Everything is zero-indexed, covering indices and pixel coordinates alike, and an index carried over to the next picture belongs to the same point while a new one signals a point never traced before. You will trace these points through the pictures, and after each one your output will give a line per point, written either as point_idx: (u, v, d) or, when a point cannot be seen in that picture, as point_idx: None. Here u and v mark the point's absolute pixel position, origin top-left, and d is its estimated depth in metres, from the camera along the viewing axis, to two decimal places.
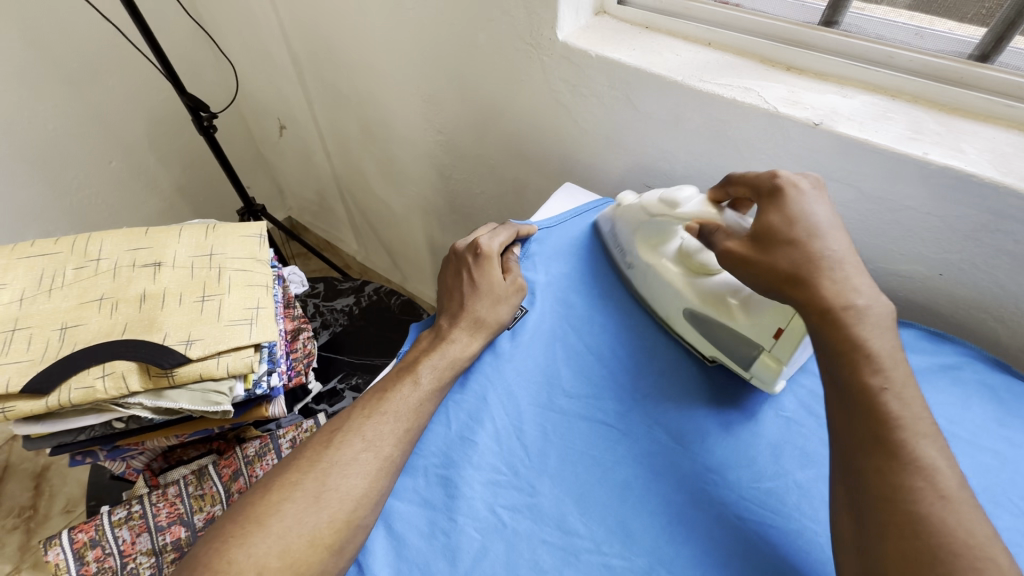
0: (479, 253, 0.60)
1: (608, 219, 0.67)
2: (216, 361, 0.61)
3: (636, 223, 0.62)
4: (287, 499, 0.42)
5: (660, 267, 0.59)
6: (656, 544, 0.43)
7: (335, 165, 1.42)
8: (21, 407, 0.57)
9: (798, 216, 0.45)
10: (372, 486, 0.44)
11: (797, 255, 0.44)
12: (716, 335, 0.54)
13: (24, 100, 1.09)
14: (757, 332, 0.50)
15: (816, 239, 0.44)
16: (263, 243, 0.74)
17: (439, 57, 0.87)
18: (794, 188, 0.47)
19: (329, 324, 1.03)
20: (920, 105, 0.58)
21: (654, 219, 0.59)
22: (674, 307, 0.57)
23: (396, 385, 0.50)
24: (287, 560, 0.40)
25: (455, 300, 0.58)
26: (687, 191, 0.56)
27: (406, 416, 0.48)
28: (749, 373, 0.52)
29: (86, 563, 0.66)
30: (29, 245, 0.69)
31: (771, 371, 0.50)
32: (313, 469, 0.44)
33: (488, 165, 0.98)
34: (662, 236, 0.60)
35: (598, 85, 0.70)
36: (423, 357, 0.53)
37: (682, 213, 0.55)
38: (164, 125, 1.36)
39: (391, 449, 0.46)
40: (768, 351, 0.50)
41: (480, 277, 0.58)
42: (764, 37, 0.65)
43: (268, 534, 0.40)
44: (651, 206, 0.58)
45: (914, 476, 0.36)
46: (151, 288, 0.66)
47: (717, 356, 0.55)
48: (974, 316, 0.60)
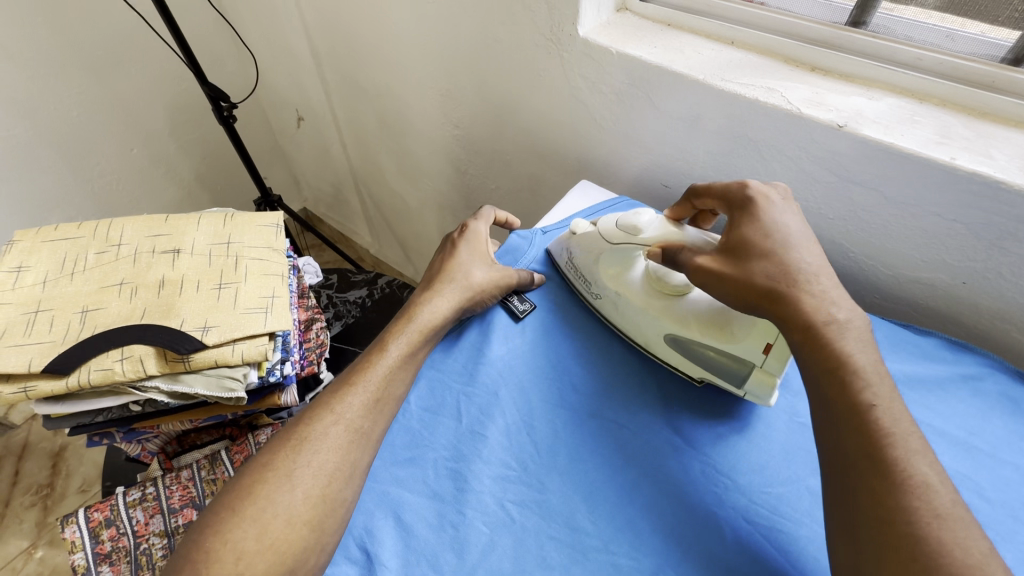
0: (465, 230, 0.64)
1: (561, 251, 0.63)
2: (231, 348, 0.62)
3: (596, 253, 0.59)
4: (261, 481, 0.43)
5: (629, 294, 0.56)
6: (663, 545, 0.43)
7: (352, 157, 1.42)
8: (42, 387, 0.58)
9: (774, 227, 0.47)
10: (343, 458, 0.45)
11: (774, 268, 0.45)
12: (699, 353, 0.52)
13: (48, 86, 1.11)
14: (745, 347, 0.50)
15: (791, 250, 0.46)
16: (280, 233, 0.75)
17: (458, 51, 0.87)
18: (764, 199, 0.49)
19: (341, 315, 1.04)
20: (948, 108, 0.57)
21: (614, 247, 0.58)
22: (652, 334, 0.55)
23: (368, 359, 0.52)
24: (265, 542, 0.40)
25: (436, 266, 0.61)
26: (646, 215, 0.55)
27: (376, 384, 0.50)
28: (743, 391, 0.50)
29: (101, 542, 0.68)
30: (54, 229, 0.70)
31: (766, 386, 0.49)
32: (284, 448, 0.45)
33: (503, 161, 0.98)
34: (626, 262, 0.58)
35: (618, 83, 0.70)
36: (397, 330, 0.54)
37: (647, 238, 0.54)
38: (184, 114, 1.37)
39: (360, 422, 0.48)
40: (760, 367, 0.49)
41: (464, 248, 0.61)
42: (789, 37, 0.64)
43: (242, 518, 0.41)
44: (609, 233, 0.57)
45: (920, 488, 0.35)
46: (170, 275, 0.67)
47: (707, 377, 0.52)
48: (998, 326, 0.58)
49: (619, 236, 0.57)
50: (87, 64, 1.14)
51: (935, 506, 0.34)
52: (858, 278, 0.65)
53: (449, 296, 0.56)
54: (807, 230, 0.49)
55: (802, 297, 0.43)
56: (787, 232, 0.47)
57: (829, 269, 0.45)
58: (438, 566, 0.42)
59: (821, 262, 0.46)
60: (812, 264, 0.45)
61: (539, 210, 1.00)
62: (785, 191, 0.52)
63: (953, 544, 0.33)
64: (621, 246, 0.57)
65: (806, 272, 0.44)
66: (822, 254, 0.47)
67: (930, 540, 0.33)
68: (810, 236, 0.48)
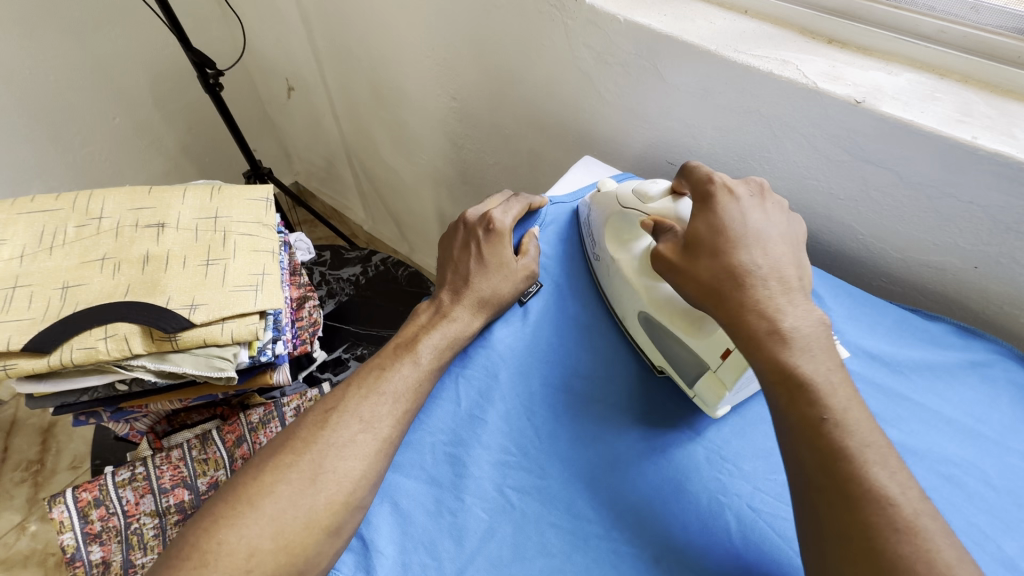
0: (491, 228, 0.57)
1: (586, 205, 0.61)
2: (220, 327, 0.60)
3: (608, 213, 0.56)
4: (282, 481, 0.41)
5: (622, 263, 0.54)
6: (666, 532, 0.42)
7: (344, 130, 1.38)
8: (23, 365, 0.56)
9: (726, 223, 0.45)
10: (370, 467, 0.43)
11: (717, 266, 0.43)
12: (667, 343, 0.50)
13: (24, 49, 1.05)
14: (706, 349, 0.46)
15: (742, 249, 0.44)
16: (270, 207, 0.71)
17: (456, 17, 0.83)
18: (727, 196, 0.46)
19: (334, 293, 1.02)
20: (970, 85, 0.54)
21: (625, 211, 0.54)
22: (629, 307, 0.53)
23: (396, 363, 0.49)
24: (281, 542, 0.39)
25: (459, 268, 0.56)
26: (661, 185, 0.52)
27: (405, 396, 0.47)
28: (693, 391, 0.48)
29: (91, 522, 0.66)
30: (29, 200, 0.66)
31: (713, 392, 0.46)
32: (309, 450, 0.43)
33: (503, 136, 0.95)
34: (632, 233, 0.55)
35: (625, 53, 0.66)
36: (423, 334, 0.51)
37: (649, 208, 0.52)
38: (168, 82, 1.32)
39: (390, 430, 0.45)
40: (713, 371, 0.46)
41: (489, 252, 0.56)
42: (807, 7, 0.61)
43: (259, 516, 0.40)
44: (624, 197, 0.54)
45: None
46: (155, 250, 0.64)
47: (666, 367, 0.51)
48: (1007, 313, 0.57)
49: (631, 201, 0.54)
50: (64, 27, 1.08)
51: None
52: (868, 262, 0.63)
53: (469, 302, 0.53)
54: (775, 229, 0.46)
55: None
56: (740, 229, 0.45)
57: (783, 272, 0.43)
58: (436, 553, 0.41)
59: (774, 264, 0.44)
60: (761, 265, 0.43)
61: (540, 187, 0.97)
62: (758, 186, 0.49)
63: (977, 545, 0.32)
64: (630, 212, 0.54)
65: (753, 273, 0.43)
66: (789, 256, 0.45)
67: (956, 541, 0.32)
68: (779, 235, 0.46)
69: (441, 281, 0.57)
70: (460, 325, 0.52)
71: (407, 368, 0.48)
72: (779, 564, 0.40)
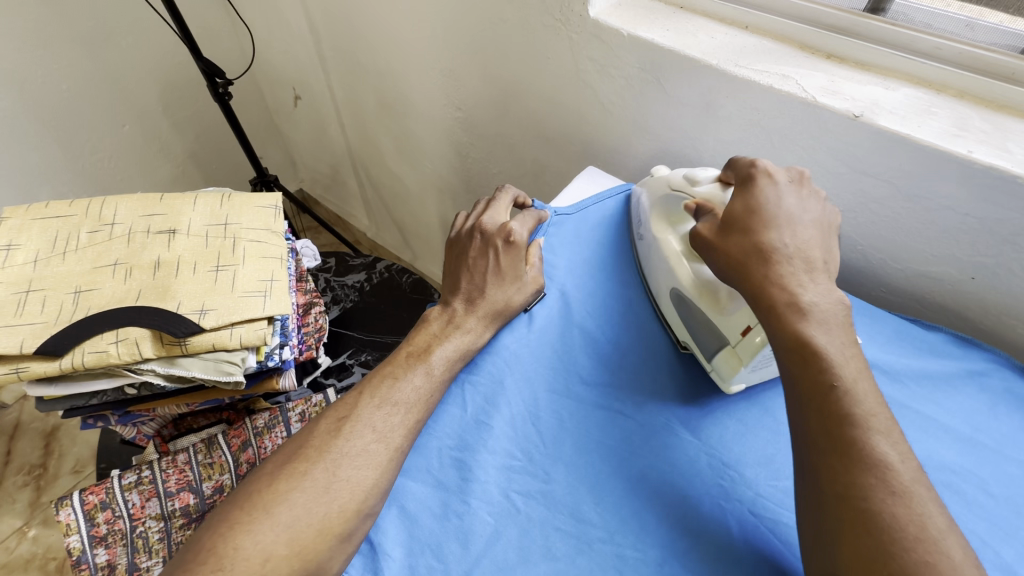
0: (510, 241, 0.58)
1: (637, 193, 0.65)
2: (229, 332, 0.61)
3: (658, 195, 0.59)
4: (297, 488, 0.42)
5: (665, 242, 0.56)
6: (668, 536, 0.43)
7: (350, 138, 1.40)
8: (35, 368, 0.57)
9: (761, 204, 0.46)
10: (382, 476, 0.44)
11: (747, 244, 0.45)
12: (692, 321, 0.53)
13: (37, 57, 1.07)
14: (726, 327, 0.49)
15: (773, 229, 0.45)
16: (279, 214, 0.73)
17: (462, 30, 0.85)
18: (767, 177, 0.48)
19: (339, 299, 1.03)
20: (966, 100, 0.56)
21: (673, 194, 0.57)
22: (664, 285, 0.56)
23: (409, 373, 0.50)
24: (295, 548, 0.40)
25: (476, 278, 0.57)
26: (709, 171, 0.54)
27: (416, 406, 0.48)
28: (711, 365, 0.51)
29: (97, 525, 0.67)
30: (44, 206, 0.68)
31: (729, 366, 0.49)
32: (323, 458, 0.44)
33: (507, 145, 0.96)
34: (678, 216, 0.57)
35: (628, 66, 0.68)
36: (435, 345, 0.52)
37: (696, 191, 0.53)
38: (177, 90, 1.34)
39: (402, 440, 0.46)
40: (732, 347, 0.48)
41: (507, 264, 0.57)
42: (805, 23, 0.63)
43: (275, 522, 0.40)
44: (674, 180, 0.57)
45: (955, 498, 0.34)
46: (166, 256, 0.65)
47: (689, 344, 0.54)
48: (1003, 323, 0.58)
49: (679, 184, 0.56)
50: (76, 36, 1.11)
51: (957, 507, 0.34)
52: (867, 272, 0.64)
53: (479, 315, 0.55)
54: (810, 216, 0.47)
55: (824, 288, 0.43)
56: (772, 211, 0.46)
57: (808, 254, 0.44)
58: (442, 556, 0.42)
59: (802, 246, 0.45)
60: (793, 246, 0.44)
61: (543, 197, 0.98)
62: (799, 176, 0.50)
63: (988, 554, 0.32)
64: (678, 194, 0.56)
65: (780, 251, 0.44)
66: (818, 240, 0.46)
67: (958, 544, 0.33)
68: (812, 221, 0.47)
69: (454, 287, 0.58)
70: (468, 333, 0.53)
71: (420, 378, 0.50)
72: (780, 569, 0.41)
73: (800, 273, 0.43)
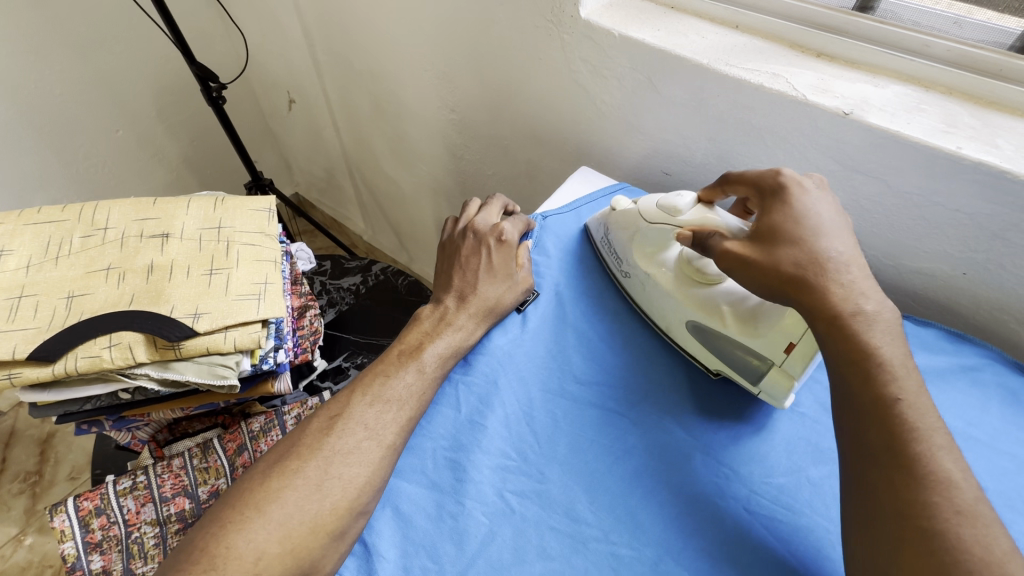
0: (502, 240, 0.59)
1: (597, 226, 0.64)
2: (223, 335, 0.60)
3: (631, 231, 0.58)
4: (288, 487, 0.42)
5: (659, 276, 0.55)
6: (664, 535, 0.43)
7: (345, 141, 1.40)
8: (28, 374, 0.57)
9: (804, 211, 0.45)
10: (375, 473, 0.44)
11: (800, 256, 0.43)
12: (722, 347, 0.51)
13: (29, 62, 1.07)
14: (768, 347, 0.48)
15: (823, 237, 0.44)
16: (273, 217, 0.73)
17: (455, 32, 0.85)
18: (798, 187, 0.47)
19: (335, 302, 1.03)
20: (955, 97, 0.56)
21: (652, 226, 0.56)
22: (675, 319, 0.54)
23: (401, 371, 0.50)
24: (287, 546, 0.40)
25: (469, 275, 0.58)
26: (686, 196, 0.53)
27: (408, 404, 0.48)
28: (758, 389, 0.50)
29: (92, 531, 0.66)
30: (36, 211, 0.68)
31: (782, 387, 0.48)
32: (315, 457, 0.44)
33: (501, 147, 0.96)
34: (660, 245, 0.57)
35: (620, 66, 0.68)
36: (427, 342, 0.52)
37: (682, 220, 0.53)
38: (171, 96, 1.34)
39: (394, 438, 0.46)
40: (779, 366, 0.48)
41: (499, 262, 0.58)
42: (796, 22, 0.63)
43: (267, 521, 0.40)
44: (650, 214, 0.56)
45: (941, 483, 0.34)
46: (159, 260, 0.65)
47: (723, 370, 0.52)
48: (995, 318, 0.58)
49: (659, 216, 0.55)
50: (69, 41, 1.10)
51: (951, 501, 0.34)
52: None
53: (472, 311, 0.55)
54: (846, 219, 0.46)
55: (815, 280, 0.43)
56: (817, 218, 0.45)
57: (860, 259, 0.44)
58: (437, 556, 0.42)
59: (855, 251, 0.44)
60: (842, 253, 0.43)
61: (537, 197, 0.98)
62: (820, 180, 0.49)
63: (981, 540, 0.32)
64: (659, 225, 0.55)
65: (836, 259, 0.43)
66: (859, 243, 0.45)
67: (949, 529, 0.33)
68: (846, 224, 0.46)
69: (447, 285, 0.58)
70: (461, 330, 0.53)
71: (411, 375, 0.50)
72: (774, 565, 0.41)
73: (833, 270, 0.42)
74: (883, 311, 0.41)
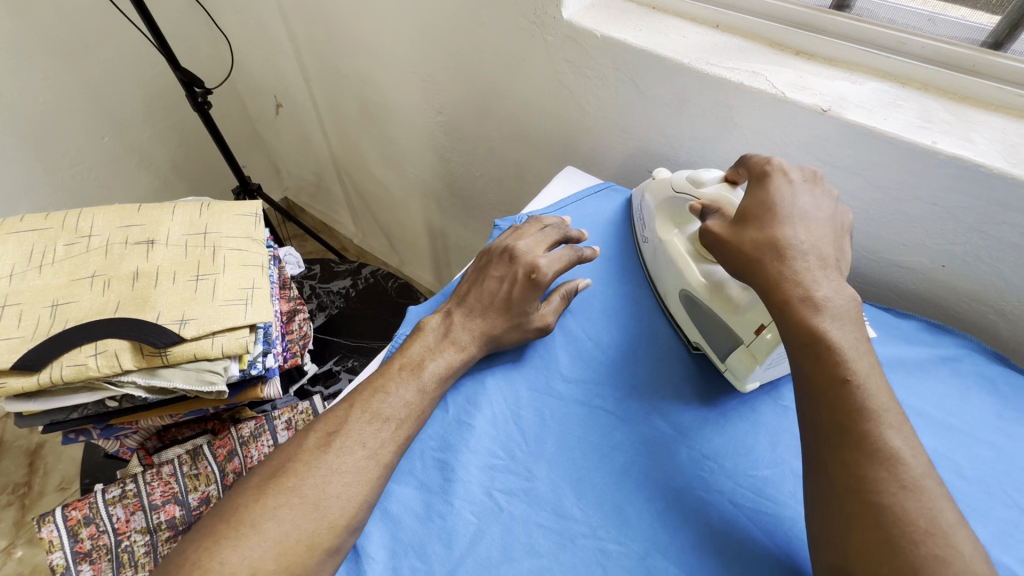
0: (532, 276, 0.54)
1: (638, 195, 0.66)
2: (210, 341, 0.60)
3: (660, 199, 0.60)
4: (285, 505, 0.42)
5: (670, 244, 0.57)
6: (650, 530, 0.43)
7: (332, 145, 1.39)
8: (13, 384, 0.56)
9: (774, 201, 0.46)
10: (372, 490, 0.44)
11: (761, 238, 0.44)
12: (704, 320, 0.53)
13: (12, 71, 1.06)
14: (738, 325, 0.49)
15: (787, 224, 0.45)
16: (259, 222, 0.73)
17: (439, 35, 0.86)
18: (782, 176, 0.48)
19: (325, 306, 1.02)
20: (930, 92, 0.57)
21: (678, 196, 0.57)
22: (673, 287, 0.56)
23: (401, 389, 0.49)
24: (283, 563, 0.40)
25: (485, 300, 0.55)
26: (714, 173, 0.55)
27: (407, 422, 0.47)
28: (724, 365, 0.51)
29: (80, 540, 0.66)
30: (18, 220, 0.67)
31: (745, 365, 0.49)
32: (306, 469, 0.44)
33: (488, 148, 0.96)
34: (683, 218, 0.58)
35: (602, 66, 0.69)
36: (428, 359, 0.51)
37: (702, 192, 0.54)
38: (157, 102, 1.33)
39: (391, 456, 0.46)
40: (745, 346, 0.49)
41: (518, 298, 0.54)
42: (774, 20, 0.64)
43: (262, 539, 0.40)
44: (678, 182, 0.57)
45: (918, 471, 0.35)
46: (144, 267, 0.65)
47: (701, 344, 0.54)
48: (975, 308, 0.59)
49: (684, 186, 0.57)
50: (52, 49, 1.10)
51: (930, 490, 0.34)
52: None
53: (473, 330, 0.53)
54: (824, 213, 0.47)
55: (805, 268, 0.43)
56: (786, 208, 0.46)
57: (823, 250, 0.44)
58: (426, 556, 0.42)
59: (817, 241, 0.44)
60: (804, 241, 0.44)
61: (525, 197, 0.98)
62: (813, 175, 0.50)
63: (955, 526, 0.33)
64: (681, 195, 0.57)
65: (795, 247, 0.43)
66: (832, 238, 0.45)
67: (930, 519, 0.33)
68: (825, 219, 0.46)
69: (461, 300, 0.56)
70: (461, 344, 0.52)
71: (412, 393, 0.49)
72: (760, 557, 0.41)
73: (788, 256, 0.43)
74: (833, 299, 0.41)
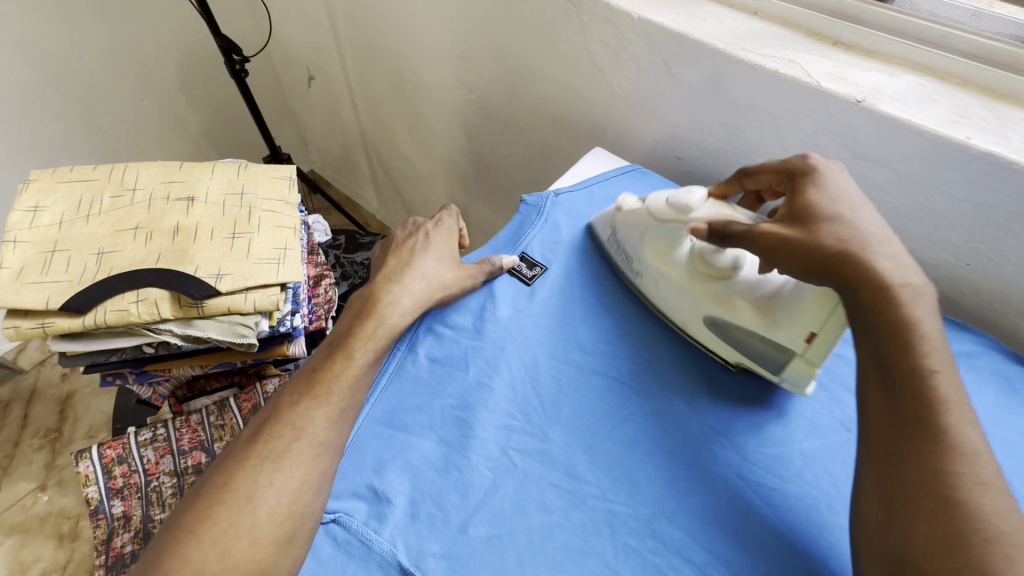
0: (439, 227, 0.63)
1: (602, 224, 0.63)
2: (244, 296, 0.63)
3: (642, 228, 0.58)
4: (310, 444, 0.45)
5: (672, 273, 0.56)
6: (658, 495, 0.45)
7: (362, 119, 1.41)
8: (61, 324, 0.60)
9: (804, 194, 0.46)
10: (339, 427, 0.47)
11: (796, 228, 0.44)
12: (740, 338, 0.52)
13: (61, 31, 1.10)
14: (787, 337, 0.48)
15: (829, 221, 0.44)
16: (293, 186, 0.75)
17: (475, 11, 0.86)
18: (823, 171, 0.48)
19: (348, 275, 1.05)
20: (968, 88, 0.57)
21: (663, 224, 0.56)
22: (691, 313, 0.54)
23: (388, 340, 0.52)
24: (305, 496, 0.43)
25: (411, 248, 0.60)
26: (697, 193, 0.54)
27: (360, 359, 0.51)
28: (780, 377, 0.51)
29: (114, 477, 0.70)
30: (68, 171, 0.70)
31: (806, 374, 0.49)
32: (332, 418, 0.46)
33: (516, 127, 0.97)
34: (671, 241, 0.57)
35: (637, 49, 0.69)
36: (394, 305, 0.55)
37: (695, 218, 0.53)
38: (194, 69, 1.36)
39: None
40: (801, 356, 0.48)
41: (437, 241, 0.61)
42: (814, 9, 0.64)
43: (287, 474, 0.43)
44: (657, 211, 0.56)
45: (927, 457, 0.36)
46: (184, 222, 0.68)
47: (741, 361, 0.52)
48: (996, 308, 0.59)
49: (667, 213, 0.55)
50: (98, 11, 1.13)
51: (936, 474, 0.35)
52: None
53: None
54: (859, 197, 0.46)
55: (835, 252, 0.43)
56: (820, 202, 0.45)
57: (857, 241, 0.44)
58: (442, 505, 0.44)
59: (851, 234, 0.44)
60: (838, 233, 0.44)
61: (550, 178, 1.00)
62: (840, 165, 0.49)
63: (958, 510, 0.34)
64: (671, 224, 0.55)
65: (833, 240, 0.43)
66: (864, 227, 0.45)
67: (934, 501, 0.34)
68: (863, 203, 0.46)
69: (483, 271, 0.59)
70: (426, 294, 0.56)
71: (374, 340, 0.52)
72: (762, 527, 0.43)
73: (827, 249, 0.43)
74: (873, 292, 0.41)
